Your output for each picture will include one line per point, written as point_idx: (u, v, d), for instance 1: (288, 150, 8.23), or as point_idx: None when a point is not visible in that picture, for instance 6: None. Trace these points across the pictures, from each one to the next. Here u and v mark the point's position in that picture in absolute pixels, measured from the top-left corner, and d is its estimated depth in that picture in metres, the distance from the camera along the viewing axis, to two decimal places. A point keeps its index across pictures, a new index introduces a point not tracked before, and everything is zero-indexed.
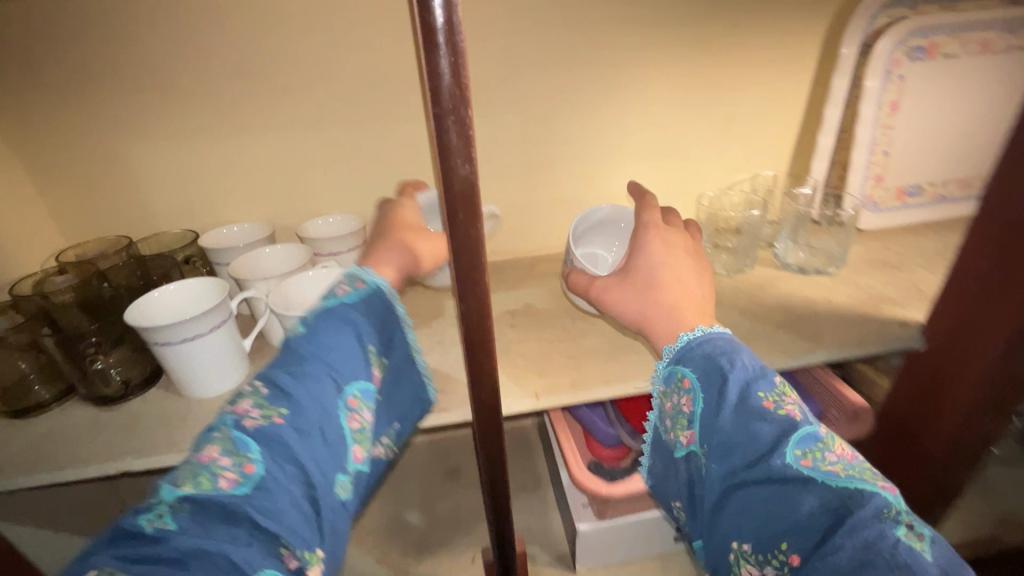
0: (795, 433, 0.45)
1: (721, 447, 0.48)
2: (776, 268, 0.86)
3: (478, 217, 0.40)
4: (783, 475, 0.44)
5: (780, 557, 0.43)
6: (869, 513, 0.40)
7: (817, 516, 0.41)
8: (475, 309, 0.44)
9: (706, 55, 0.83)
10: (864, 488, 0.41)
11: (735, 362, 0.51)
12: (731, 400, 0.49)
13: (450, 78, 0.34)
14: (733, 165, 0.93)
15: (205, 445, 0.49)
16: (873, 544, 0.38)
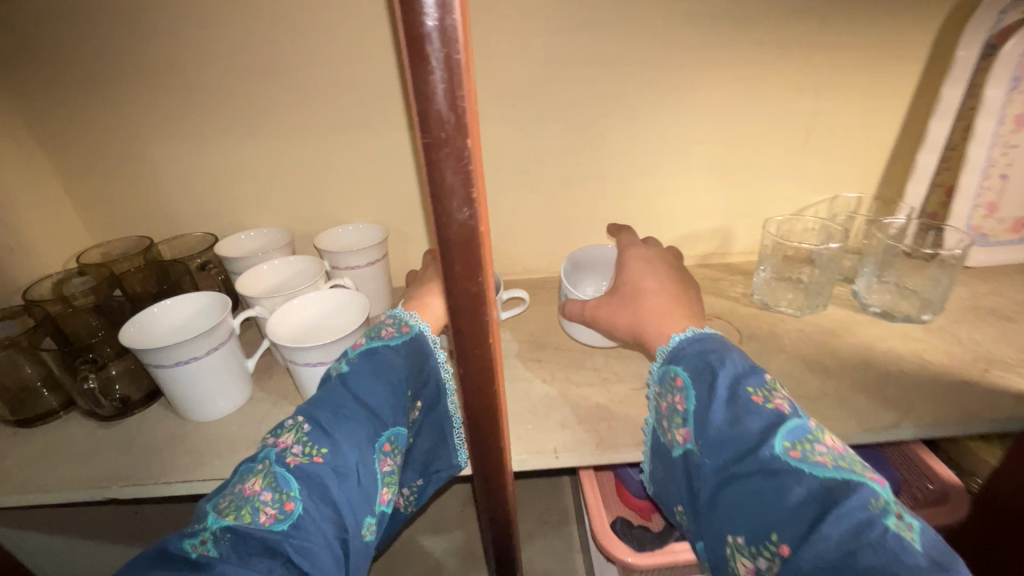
0: (785, 424, 0.41)
1: (712, 441, 0.42)
2: (855, 309, 0.73)
3: (483, 270, 0.32)
4: (772, 466, 0.39)
5: (771, 549, 0.37)
6: (860, 503, 0.35)
7: (808, 507, 0.36)
8: (480, 374, 0.37)
9: (786, 55, 0.70)
10: (852, 479, 0.37)
11: (728, 359, 0.47)
12: (720, 395, 0.44)
13: (443, 101, 0.26)
14: (809, 183, 0.80)
15: (248, 477, 0.46)
16: (863, 534, 0.33)
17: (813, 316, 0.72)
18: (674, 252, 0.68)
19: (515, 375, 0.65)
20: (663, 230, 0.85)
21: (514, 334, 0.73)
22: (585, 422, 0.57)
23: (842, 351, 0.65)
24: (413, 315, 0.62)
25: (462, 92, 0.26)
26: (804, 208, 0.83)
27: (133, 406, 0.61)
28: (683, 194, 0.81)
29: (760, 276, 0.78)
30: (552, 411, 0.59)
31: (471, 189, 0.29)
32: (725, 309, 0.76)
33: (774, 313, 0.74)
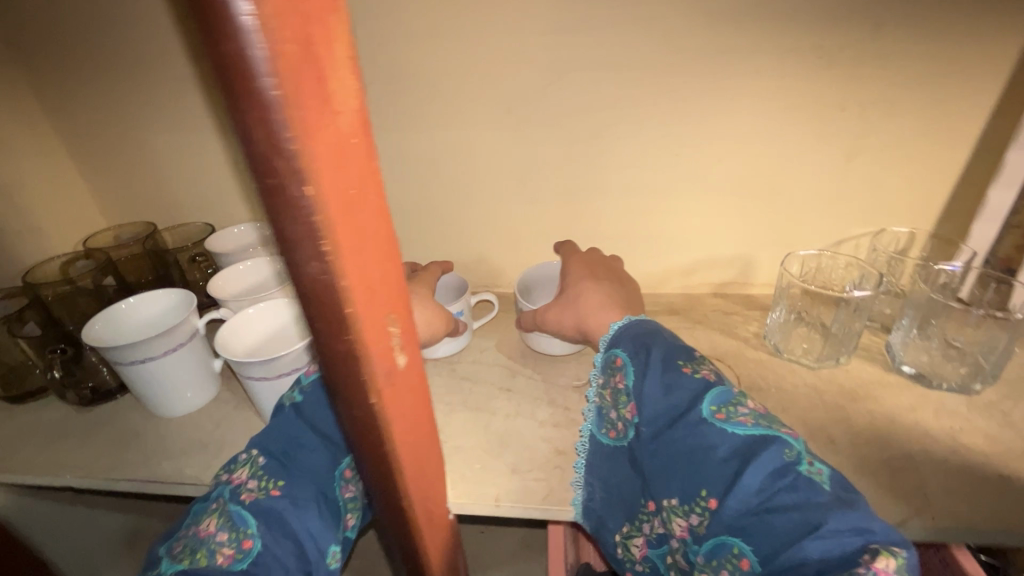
0: (712, 391, 0.43)
1: (648, 411, 0.44)
2: (886, 366, 0.63)
3: (350, 329, 0.28)
4: (700, 429, 0.41)
5: (701, 504, 0.40)
6: (777, 453, 0.38)
7: (731, 461, 0.39)
8: (366, 433, 0.33)
9: (827, 63, 0.60)
10: (769, 434, 0.40)
11: (663, 338, 0.49)
12: (654, 367, 0.46)
13: (265, 143, 0.22)
14: (851, 212, 0.69)
15: (201, 517, 0.43)
16: (778, 480, 0.37)
17: (832, 371, 0.62)
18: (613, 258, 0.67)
19: (478, 404, 0.61)
20: (674, 252, 0.76)
21: (490, 355, 0.69)
22: (538, 469, 0.52)
23: (856, 418, 0.56)
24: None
25: (288, 135, 0.22)
26: (841, 241, 0.72)
27: (108, 394, 0.63)
28: (698, 215, 0.73)
29: (774, 317, 0.68)
30: (505, 451, 0.54)
31: (318, 244, 0.25)
32: (731, 351, 0.67)
33: (787, 362, 0.64)
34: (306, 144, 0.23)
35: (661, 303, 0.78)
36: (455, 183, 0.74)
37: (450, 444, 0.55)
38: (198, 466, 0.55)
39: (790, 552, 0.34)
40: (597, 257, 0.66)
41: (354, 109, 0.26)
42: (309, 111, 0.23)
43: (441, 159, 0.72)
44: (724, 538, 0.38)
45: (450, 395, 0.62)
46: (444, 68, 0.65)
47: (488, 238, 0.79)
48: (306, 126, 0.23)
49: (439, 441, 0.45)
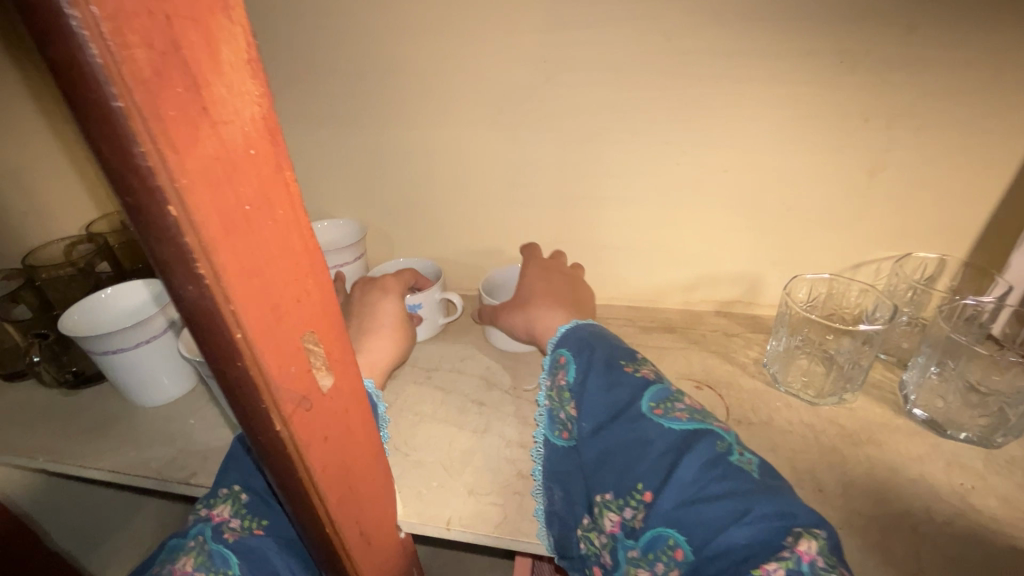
0: (650, 389, 0.44)
1: (590, 407, 0.46)
2: (895, 408, 0.57)
3: (241, 354, 0.26)
4: (637, 422, 0.42)
5: (636, 498, 0.38)
6: (710, 443, 0.38)
7: (667, 453, 0.39)
8: (276, 461, 0.31)
9: (852, 69, 0.54)
10: (703, 427, 0.40)
11: (608, 342, 0.52)
12: (598, 366, 0.49)
13: (113, 155, 0.20)
14: (870, 234, 0.63)
15: (176, 557, 0.42)
16: (711, 469, 0.36)
17: (833, 409, 0.57)
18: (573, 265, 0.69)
19: (446, 416, 0.59)
20: (675, 266, 0.72)
21: (470, 365, 0.66)
22: (495, 493, 0.50)
23: (852, 464, 0.51)
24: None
25: (139, 148, 0.20)
26: (859, 264, 0.66)
27: (93, 377, 0.64)
28: (702, 229, 0.68)
29: (773, 343, 0.63)
30: (465, 470, 0.52)
31: (192, 264, 0.23)
32: (725, 378, 0.62)
33: (784, 395, 0.59)
34: (166, 158, 0.21)
35: (657, 320, 0.74)
36: (445, 184, 0.71)
37: (411, 458, 0.54)
38: (163, 460, 0.55)
39: (720, 538, 0.33)
40: (558, 265, 0.67)
41: (242, 117, 0.24)
42: (168, 122, 0.20)
43: (430, 159, 0.69)
44: (658, 529, 0.36)
45: (421, 404, 0.60)
46: (433, 64, 0.62)
47: (480, 242, 0.76)
48: (165, 138, 0.20)
49: (385, 460, 0.43)
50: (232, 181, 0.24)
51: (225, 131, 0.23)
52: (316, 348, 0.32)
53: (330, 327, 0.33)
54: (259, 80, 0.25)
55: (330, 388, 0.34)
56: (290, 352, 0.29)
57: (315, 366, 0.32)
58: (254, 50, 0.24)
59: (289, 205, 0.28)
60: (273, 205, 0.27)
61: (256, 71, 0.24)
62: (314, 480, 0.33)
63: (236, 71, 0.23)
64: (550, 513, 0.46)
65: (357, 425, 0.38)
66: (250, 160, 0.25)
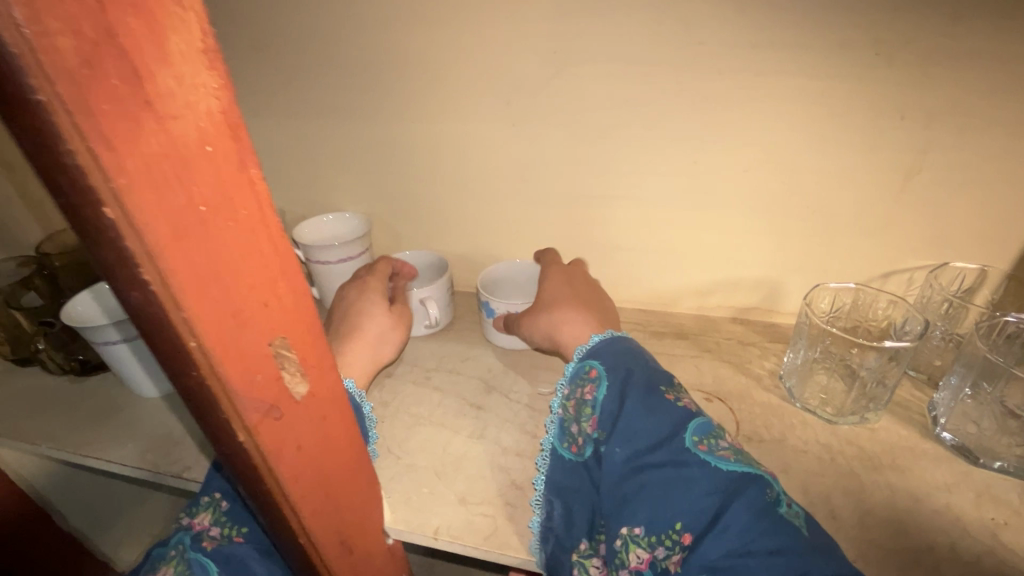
0: (694, 421, 0.41)
1: (626, 431, 0.42)
2: (923, 431, 0.53)
3: (196, 362, 0.25)
4: (682, 458, 0.38)
5: (673, 538, 0.36)
6: (760, 491, 0.35)
7: (712, 496, 0.36)
8: (242, 469, 0.30)
9: (887, 62, 0.49)
10: (752, 471, 0.37)
11: (645, 361, 0.48)
12: (637, 388, 0.45)
13: (39, 152, 0.19)
14: (903, 241, 0.59)
15: (157, 567, 0.43)
16: (763, 521, 0.34)
17: (853, 429, 0.53)
18: (579, 264, 0.65)
19: (443, 420, 0.57)
20: (689, 270, 0.68)
21: (470, 366, 0.65)
22: (487, 503, 0.48)
23: (871, 491, 0.47)
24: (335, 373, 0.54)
25: (67, 146, 0.19)
26: (889, 273, 0.62)
27: (99, 367, 0.65)
28: (719, 231, 0.64)
29: (790, 355, 0.60)
30: (457, 477, 0.51)
31: (135, 269, 0.22)
32: (737, 391, 0.59)
33: (800, 412, 0.56)
34: (99, 157, 0.19)
35: (670, 325, 0.71)
36: (452, 180, 0.69)
37: (404, 462, 0.52)
38: (159, 452, 0.55)
39: None
40: (576, 270, 0.63)
41: (195, 111, 0.22)
42: (100, 117, 0.19)
43: (436, 153, 0.67)
44: None
45: (417, 406, 0.59)
46: (438, 55, 0.60)
47: (486, 240, 0.74)
48: (97, 134, 0.19)
49: (372, 466, 0.42)
50: (182, 181, 0.22)
51: (175, 127, 0.21)
52: (289, 353, 0.30)
53: (306, 333, 0.31)
54: (217, 70, 0.23)
55: (305, 396, 0.32)
56: (256, 360, 0.28)
57: (288, 374, 0.30)
58: (210, 37, 0.22)
59: (254, 205, 0.26)
60: (235, 205, 0.25)
61: (213, 61, 0.22)
62: (284, 491, 0.32)
63: (186, 61, 0.21)
64: (546, 528, 0.44)
65: (337, 433, 0.36)
66: (206, 157, 0.23)
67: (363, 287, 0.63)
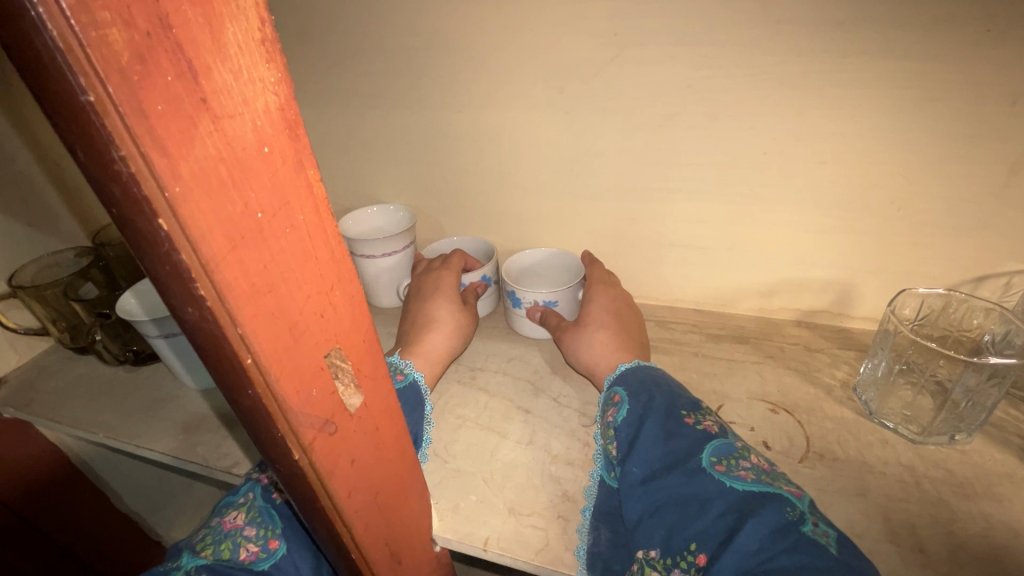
0: (712, 442, 0.41)
1: (643, 453, 0.43)
2: (1021, 456, 0.47)
3: (252, 380, 0.23)
4: (695, 479, 0.39)
5: (687, 560, 0.35)
6: (778, 510, 0.35)
7: (725, 517, 0.36)
8: (297, 488, 0.29)
9: (999, 40, 0.43)
10: (770, 491, 0.37)
11: (667, 388, 0.49)
12: (656, 413, 0.46)
13: (89, 160, 0.17)
14: (1002, 243, 0.53)
15: (228, 510, 0.42)
16: (778, 539, 0.33)
17: (941, 451, 0.48)
18: (592, 259, 0.67)
19: (489, 423, 0.55)
20: (752, 269, 0.63)
21: (518, 367, 0.62)
22: (537, 514, 0.46)
23: (964, 523, 0.42)
24: (408, 363, 0.56)
25: (120, 152, 0.17)
26: (982, 279, 0.56)
27: (150, 357, 0.67)
28: (787, 229, 0.59)
29: (868, 366, 0.55)
30: (506, 485, 0.49)
31: (190, 284, 0.20)
32: (806, 402, 0.55)
33: (878, 428, 0.51)
34: (153, 164, 0.17)
35: (728, 327, 0.66)
36: (499, 172, 0.66)
37: (450, 466, 0.51)
38: (209, 447, 0.56)
39: None
40: (618, 289, 0.63)
41: (253, 108, 0.20)
42: (155, 119, 0.17)
43: (484, 144, 0.65)
44: None
45: (463, 407, 0.57)
46: (489, 39, 0.57)
47: (533, 235, 0.71)
48: (152, 138, 0.17)
49: (423, 482, 0.41)
50: (238, 185, 0.20)
51: (232, 126, 0.19)
52: (343, 366, 0.28)
53: (361, 345, 0.30)
54: (275, 63, 0.21)
55: (359, 409, 0.31)
56: (311, 374, 0.26)
57: (342, 386, 0.29)
58: (268, 27, 0.20)
59: (311, 209, 0.24)
60: (293, 210, 0.23)
61: (271, 53, 0.20)
62: (337, 508, 0.31)
63: (243, 54, 0.19)
64: (592, 555, 0.42)
65: (389, 447, 0.35)
66: (264, 159, 0.21)
67: (435, 277, 0.65)
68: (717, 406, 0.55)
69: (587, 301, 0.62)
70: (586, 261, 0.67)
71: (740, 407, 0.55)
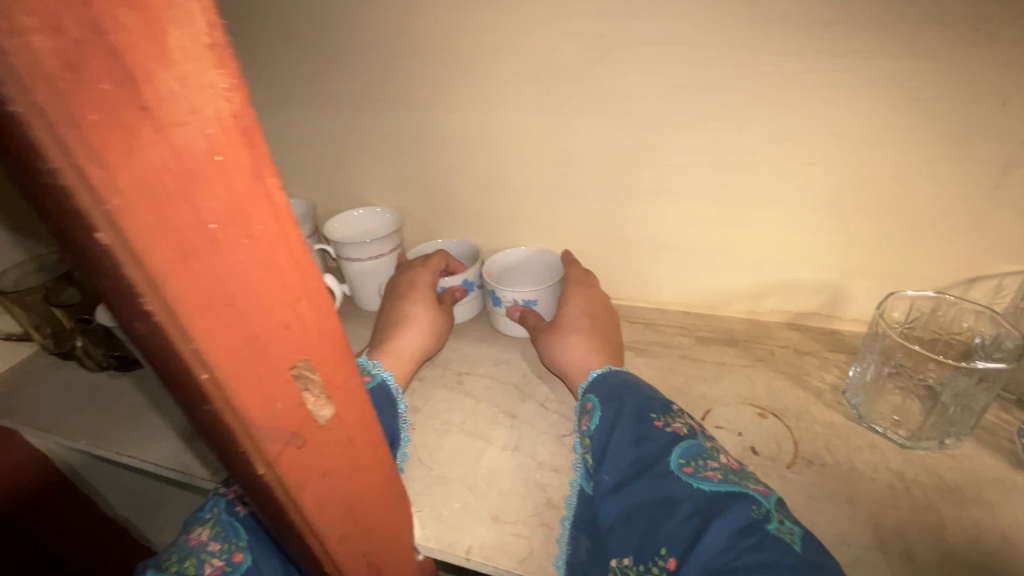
0: (681, 444, 0.41)
1: (614, 459, 0.43)
2: (1011, 460, 0.47)
3: (209, 395, 0.23)
4: (663, 483, 0.39)
5: (659, 564, 0.35)
6: (743, 508, 0.35)
7: (693, 518, 0.36)
8: (265, 501, 0.28)
9: (989, 38, 0.43)
10: (735, 489, 0.37)
11: (639, 390, 0.49)
12: (627, 417, 0.46)
13: (23, 172, 0.17)
14: (993, 245, 0.52)
15: (194, 527, 0.42)
16: (743, 538, 0.33)
17: (931, 455, 0.48)
18: (568, 257, 0.67)
19: (475, 429, 0.54)
20: (743, 272, 0.63)
21: (505, 371, 0.62)
22: (521, 522, 0.45)
23: (953, 530, 0.42)
24: (376, 363, 0.56)
25: (49, 163, 0.16)
26: (973, 280, 0.55)
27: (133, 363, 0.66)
28: (777, 231, 0.58)
29: (856, 370, 0.54)
30: (490, 492, 0.48)
31: (135, 300, 0.19)
32: (795, 406, 0.54)
33: (867, 433, 0.50)
34: (88, 175, 0.17)
35: (718, 330, 0.66)
36: (486, 174, 0.66)
37: (435, 473, 0.50)
38: (191, 454, 0.55)
39: None
40: (594, 290, 0.63)
41: (202, 116, 0.19)
42: (88, 128, 0.16)
43: (471, 146, 0.64)
44: None
45: (449, 412, 0.57)
46: (473, 40, 0.56)
47: (521, 237, 0.70)
48: (86, 149, 0.17)
49: (404, 489, 0.41)
50: (187, 196, 0.19)
51: (179, 135, 0.19)
52: (312, 376, 0.28)
53: (332, 356, 0.29)
54: (227, 69, 0.20)
55: (330, 420, 0.30)
56: (276, 387, 0.26)
57: (311, 397, 0.28)
58: (218, 31, 0.19)
59: (272, 218, 0.23)
60: (250, 220, 0.22)
61: (223, 58, 0.19)
62: (308, 521, 0.30)
63: (189, 60, 0.18)
64: (572, 564, 0.41)
65: (365, 457, 0.34)
66: (215, 168, 0.20)
67: (411, 274, 0.65)
68: (704, 411, 0.54)
69: (562, 301, 0.61)
70: (565, 260, 0.67)
71: (728, 412, 0.54)
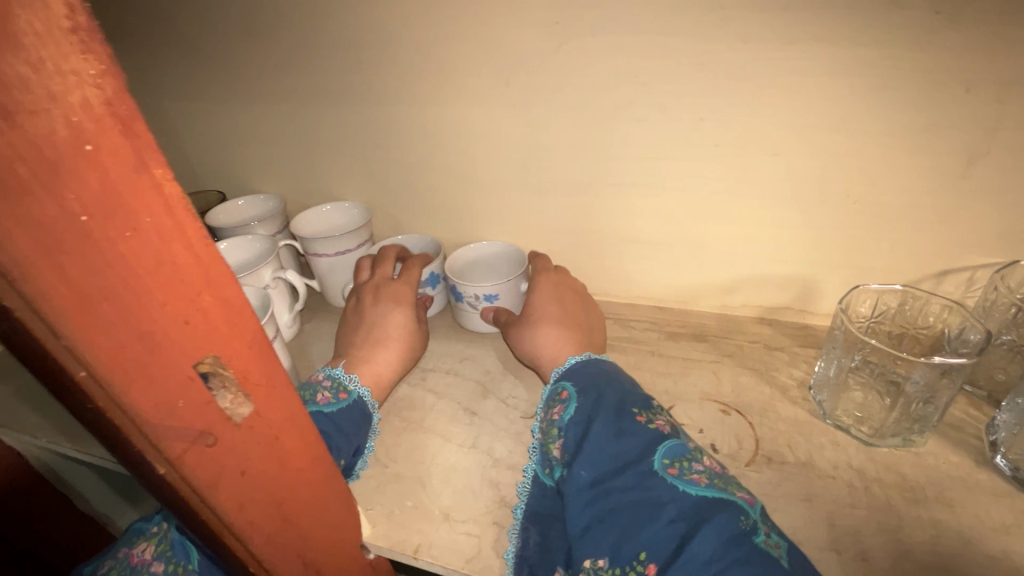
0: (666, 443, 0.40)
1: (592, 454, 0.41)
2: (976, 458, 0.46)
3: (92, 392, 0.22)
4: (646, 483, 0.37)
5: (637, 569, 0.34)
6: (732, 518, 0.34)
7: (677, 524, 0.34)
8: (173, 498, 0.28)
9: (951, 23, 0.41)
10: (722, 496, 0.36)
11: (619, 384, 0.47)
12: (607, 411, 0.44)
13: None
14: (962, 237, 0.51)
15: (139, 542, 0.42)
16: (732, 550, 0.32)
17: (894, 453, 0.47)
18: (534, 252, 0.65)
19: (433, 426, 0.54)
20: (712, 266, 0.62)
21: (469, 367, 0.61)
22: (472, 521, 0.45)
23: (911, 530, 0.41)
24: (352, 378, 0.53)
25: None
26: (945, 273, 0.54)
27: None
28: (745, 223, 0.57)
29: (821, 366, 0.53)
30: (444, 490, 0.47)
31: None
32: (760, 403, 0.53)
33: (831, 430, 0.49)
34: None
35: (688, 325, 0.65)
36: (453, 167, 0.65)
37: (390, 471, 0.49)
38: None
39: None
40: (566, 278, 0.62)
41: (63, 103, 0.18)
42: None
43: (436, 139, 0.63)
44: None
45: (410, 410, 0.56)
46: (431, 30, 0.55)
47: (490, 231, 0.69)
48: None
49: (346, 485, 0.40)
50: (50, 187, 0.19)
51: (33, 124, 0.18)
52: (223, 372, 0.27)
53: (248, 353, 0.28)
54: (95, 55, 0.19)
55: (249, 418, 0.29)
56: (176, 386, 0.25)
57: (224, 397, 0.28)
58: (81, 14, 0.18)
59: (162, 211, 0.22)
60: (133, 212, 0.21)
61: (88, 43, 0.19)
62: (225, 520, 0.30)
63: (43, 45, 0.18)
64: (520, 557, 0.40)
65: (295, 456, 0.33)
66: (86, 158, 0.19)
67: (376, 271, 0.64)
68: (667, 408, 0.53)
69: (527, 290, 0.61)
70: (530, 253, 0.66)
71: (691, 409, 0.53)
